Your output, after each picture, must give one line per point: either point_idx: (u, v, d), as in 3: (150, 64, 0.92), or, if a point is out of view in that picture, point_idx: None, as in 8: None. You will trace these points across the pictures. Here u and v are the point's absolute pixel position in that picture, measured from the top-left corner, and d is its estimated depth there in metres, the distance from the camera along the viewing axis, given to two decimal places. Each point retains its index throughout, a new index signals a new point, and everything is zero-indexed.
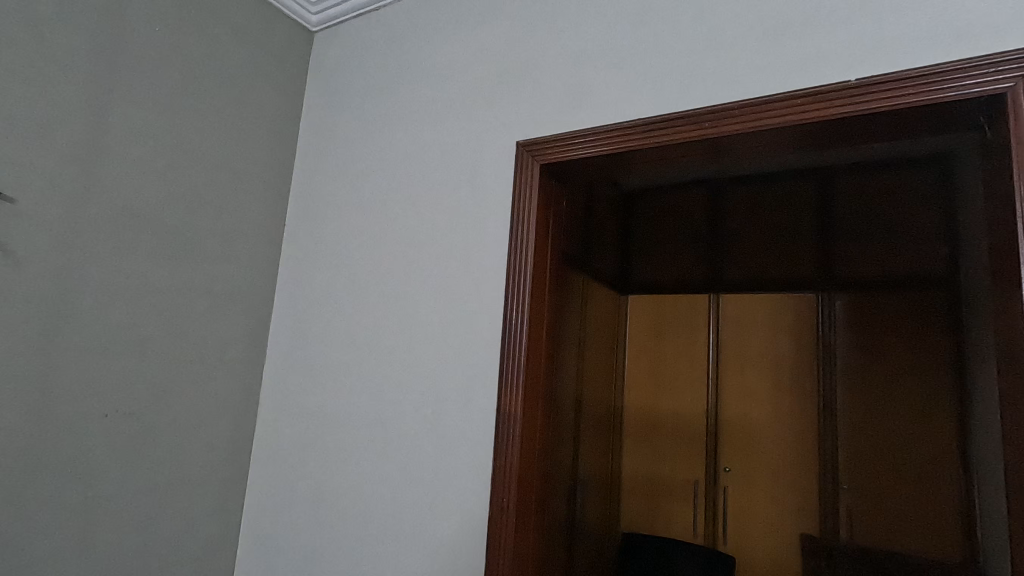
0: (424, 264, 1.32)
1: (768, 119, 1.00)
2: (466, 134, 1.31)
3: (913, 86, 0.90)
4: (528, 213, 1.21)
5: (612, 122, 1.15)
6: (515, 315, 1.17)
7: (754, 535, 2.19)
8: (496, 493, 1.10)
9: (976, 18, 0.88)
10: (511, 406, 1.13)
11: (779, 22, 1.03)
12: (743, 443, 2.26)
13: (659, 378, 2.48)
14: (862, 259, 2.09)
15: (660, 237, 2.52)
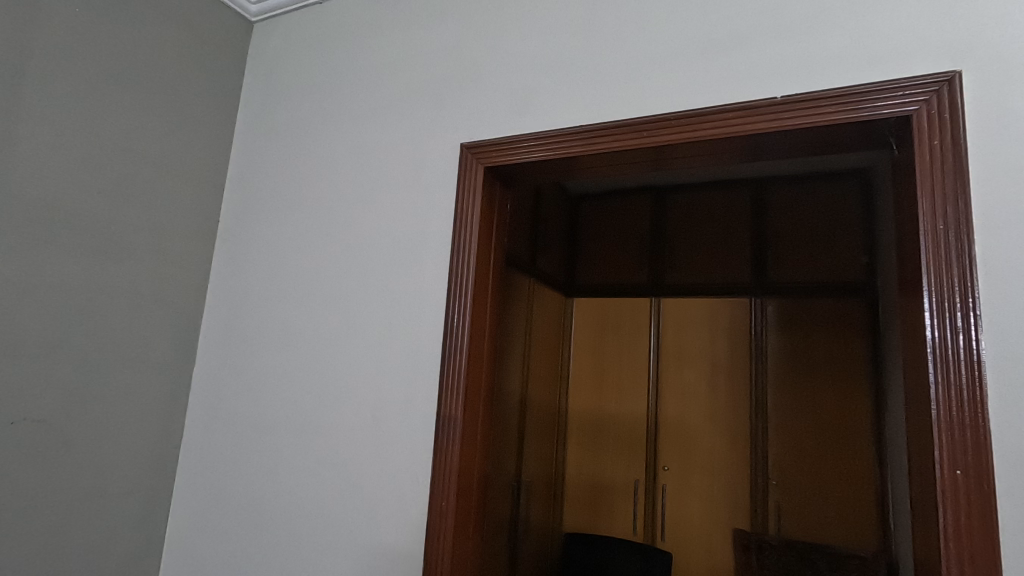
0: (365, 264, 1.31)
1: (707, 132, 1.00)
2: (411, 136, 1.32)
3: (833, 105, 0.92)
4: (471, 214, 1.20)
5: (555, 127, 1.14)
6: (455, 314, 1.18)
7: (691, 532, 2.36)
8: (437, 495, 1.12)
9: (896, 46, 0.90)
10: (450, 404, 1.15)
11: (715, 36, 1.03)
12: (679, 443, 2.44)
13: (601, 380, 2.65)
14: (795, 271, 2.31)
15: (607, 242, 2.68)
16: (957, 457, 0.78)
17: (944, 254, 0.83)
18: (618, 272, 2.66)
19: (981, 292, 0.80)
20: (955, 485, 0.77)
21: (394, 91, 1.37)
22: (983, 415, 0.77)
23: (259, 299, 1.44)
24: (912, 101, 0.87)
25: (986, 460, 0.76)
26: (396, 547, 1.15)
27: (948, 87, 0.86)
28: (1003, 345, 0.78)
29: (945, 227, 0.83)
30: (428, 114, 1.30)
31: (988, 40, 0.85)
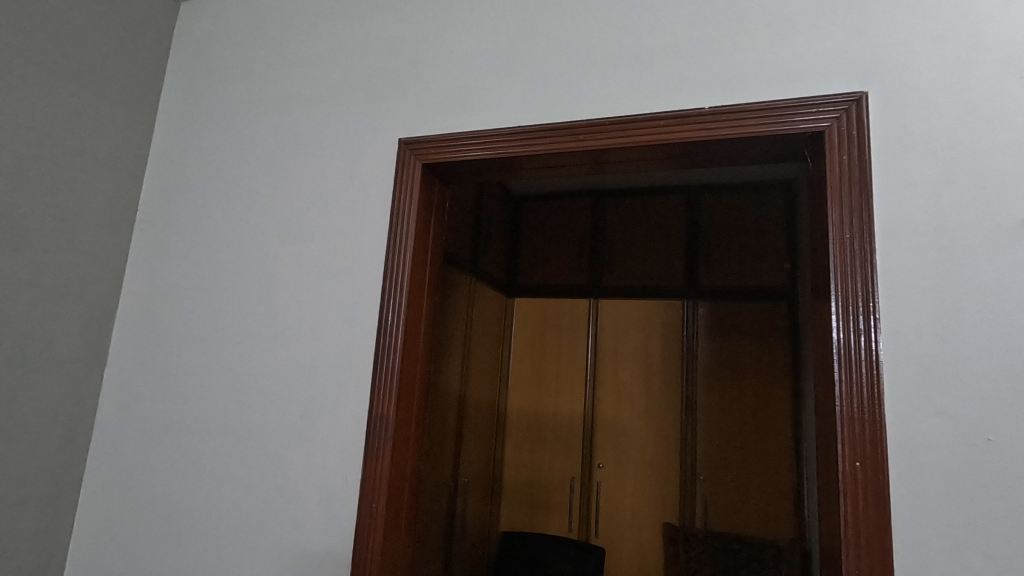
0: (297, 260, 1.27)
1: (640, 139, 1.03)
2: (348, 129, 1.28)
3: (755, 118, 0.97)
4: (408, 210, 1.19)
5: (495, 127, 1.14)
6: (388, 312, 1.16)
7: (623, 528, 2.42)
8: (367, 497, 1.10)
9: (812, 66, 0.96)
10: (382, 404, 1.13)
11: (649, 46, 1.06)
12: (614, 441, 2.51)
13: (540, 380, 2.68)
14: (725, 275, 2.42)
15: (548, 243, 2.72)
16: (857, 451, 0.84)
17: (849, 262, 0.89)
18: (558, 273, 2.70)
19: (881, 297, 0.87)
20: (855, 477, 0.83)
21: (330, 83, 1.33)
22: (879, 411, 0.84)
23: (180, 294, 1.36)
24: (825, 118, 0.94)
25: (881, 452, 0.83)
26: (324, 552, 1.12)
27: (856, 106, 0.92)
28: (898, 346, 0.85)
29: (850, 236, 0.89)
30: (366, 107, 1.27)
31: (891, 65, 0.92)
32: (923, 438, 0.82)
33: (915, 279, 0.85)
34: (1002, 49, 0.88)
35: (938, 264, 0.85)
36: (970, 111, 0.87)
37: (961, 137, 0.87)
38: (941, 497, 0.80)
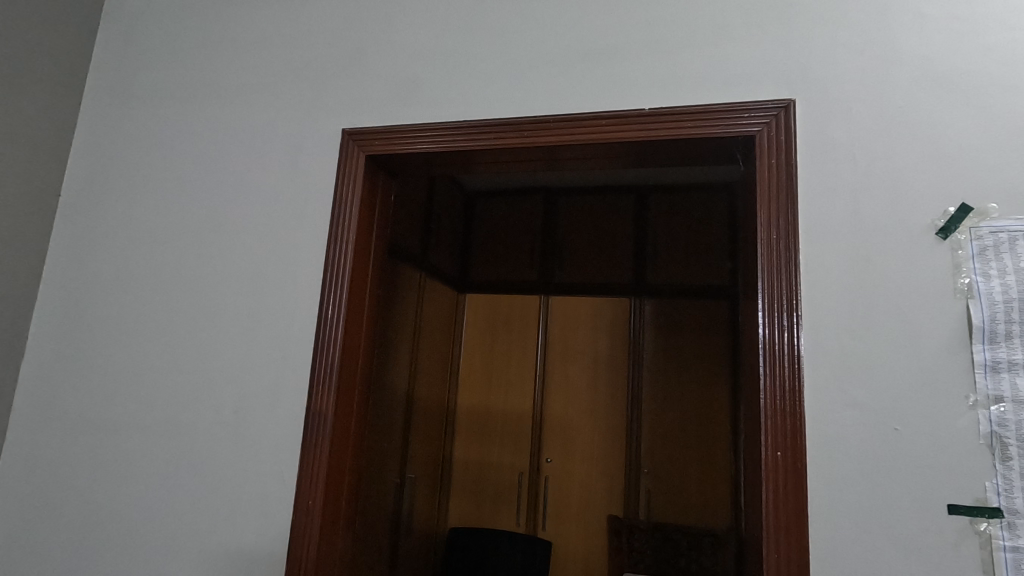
0: (233, 250, 1.22)
1: (582, 137, 1.05)
2: (290, 118, 1.25)
3: (690, 121, 1.00)
4: (350, 201, 1.17)
5: (440, 121, 1.14)
6: (328, 305, 1.14)
7: (570, 522, 2.46)
8: (303, 493, 1.08)
9: (744, 72, 1.00)
10: (320, 400, 1.11)
11: (592, 46, 1.08)
12: (562, 436, 2.54)
13: (490, 376, 2.68)
14: (670, 274, 2.49)
15: (499, 239, 2.74)
16: (778, 441, 0.88)
17: (776, 261, 0.93)
18: (510, 270, 2.71)
19: (803, 294, 0.91)
20: (777, 466, 0.88)
21: (271, 70, 1.29)
22: (800, 403, 0.88)
23: (106, 284, 1.30)
24: (755, 123, 0.98)
25: (801, 441, 0.87)
26: (257, 552, 1.09)
27: (784, 113, 0.97)
28: (818, 342, 0.89)
29: (777, 237, 0.94)
30: (309, 96, 1.24)
31: (817, 75, 0.97)
32: (837, 429, 0.87)
33: (834, 279, 0.90)
34: (914, 65, 0.94)
35: (854, 265, 0.90)
36: (888, 122, 0.93)
37: (877, 144, 0.92)
38: (853, 484, 0.85)
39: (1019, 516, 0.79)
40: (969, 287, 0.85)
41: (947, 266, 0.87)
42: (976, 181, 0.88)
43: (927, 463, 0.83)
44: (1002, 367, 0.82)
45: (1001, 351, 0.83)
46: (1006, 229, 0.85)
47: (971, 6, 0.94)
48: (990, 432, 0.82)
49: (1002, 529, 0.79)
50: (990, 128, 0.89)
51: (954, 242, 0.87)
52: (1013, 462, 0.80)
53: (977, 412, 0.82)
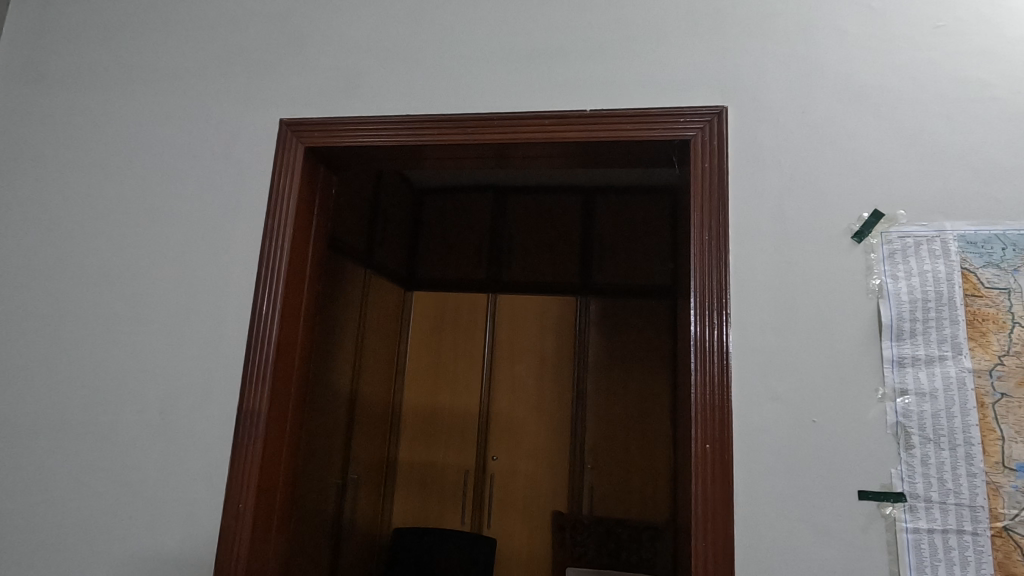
0: (161, 243, 1.16)
1: (526, 135, 1.06)
2: (224, 106, 1.20)
3: (629, 124, 1.02)
4: (288, 194, 1.13)
5: (382, 114, 1.12)
6: (263, 300, 1.10)
7: (515, 519, 2.48)
8: (234, 496, 1.03)
9: (680, 79, 1.03)
10: (253, 399, 1.07)
11: (536, 46, 1.09)
12: (508, 434, 2.55)
13: (436, 375, 2.67)
14: (615, 274, 2.55)
15: (447, 237, 2.72)
16: (707, 433, 0.92)
17: (707, 261, 0.97)
18: (458, 267, 2.70)
19: (732, 294, 0.95)
20: (705, 457, 0.91)
21: (205, 54, 1.23)
22: (728, 397, 0.92)
23: (17, 277, 1.21)
24: (690, 127, 1.01)
25: (728, 434, 0.91)
26: (184, 558, 1.04)
27: (717, 119, 1.00)
28: (745, 339, 0.94)
29: (709, 239, 0.97)
30: (245, 84, 1.20)
31: (749, 84, 1.01)
32: (761, 421, 0.91)
33: (759, 279, 0.95)
34: (835, 78, 1.00)
35: (778, 266, 0.95)
36: (810, 132, 0.98)
37: (801, 152, 0.98)
38: (774, 474, 0.89)
39: (920, 500, 0.85)
40: (880, 287, 0.91)
41: (862, 268, 0.92)
42: (888, 190, 0.94)
43: (841, 452, 0.88)
44: (907, 363, 0.89)
45: (906, 347, 0.89)
46: (912, 234, 0.92)
47: (886, 26, 1.00)
48: (896, 422, 0.88)
49: (904, 512, 0.85)
50: (901, 141, 0.95)
51: (867, 245, 0.93)
52: (915, 450, 0.86)
53: (885, 404, 0.88)
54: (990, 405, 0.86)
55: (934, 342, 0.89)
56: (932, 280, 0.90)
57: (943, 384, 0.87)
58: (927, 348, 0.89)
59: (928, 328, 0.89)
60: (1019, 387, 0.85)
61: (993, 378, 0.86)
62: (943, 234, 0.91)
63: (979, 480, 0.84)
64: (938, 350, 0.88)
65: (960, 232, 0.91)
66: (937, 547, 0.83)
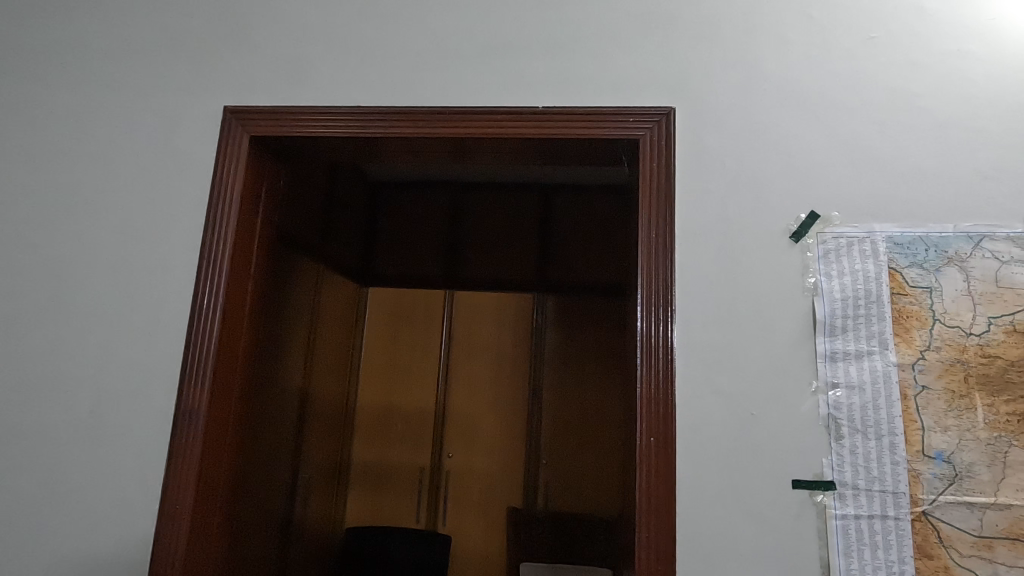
0: (94, 232, 1.10)
1: (477, 130, 1.05)
2: (164, 90, 1.15)
3: (581, 122, 1.04)
4: (232, 185, 1.09)
5: (331, 104, 1.09)
6: (203, 294, 1.06)
7: (470, 517, 2.47)
8: (170, 497, 0.99)
9: (630, 79, 1.05)
10: (192, 396, 1.03)
11: (489, 41, 1.09)
12: (464, 431, 2.55)
13: (392, 372, 2.65)
14: (571, 272, 2.56)
15: (403, 233, 2.68)
16: (652, 426, 0.94)
17: (652, 258, 0.99)
18: (415, 264, 2.68)
19: (677, 291, 0.98)
20: (649, 450, 0.93)
21: (144, 36, 1.18)
22: (672, 391, 0.94)
23: None
24: (640, 127, 1.03)
25: (671, 427, 0.93)
26: (115, 563, 0.99)
27: (666, 119, 1.03)
28: (688, 335, 0.96)
29: (656, 237, 1.00)
30: (187, 68, 1.15)
31: (696, 86, 1.04)
32: (702, 414, 0.94)
33: (703, 276, 0.97)
34: (777, 84, 1.03)
35: (721, 264, 0.98)
36: (753, 135, 1.01)
37: (743, 153, 1.01)
38: (714, 465, 0.92)
39: (848, 487, 0.89)
40: (815, 285, 0.96)
41: (799, 266, 0.96)
42: (823, 193, 0.98)
43: (777, 444, 0.92)
44: (838, 357, 0.93)
45: (838, 342, 0.93)
46: (845, 235, 0.96)
47: (825, 36, 1.04)
48: (827, 414, 0.92)
49: (834, 499, 0.89)
50: (836, 146, 1.00)
51: (804, 245, 0.97)
52: (844, 440, 0.91)
53: (818, 397, 0.93)
54: (912, 397, 0.91)
55: (863, 337, 0.93)
56: (862, 279, 0.95)
57: (871, 377, 0.92)
58: (857, 344, 0.93)
59: (858, 324, 0.94)
60: (939, 379, 0.90)
61: (915, 372, 0.91)
62: (872, 235, 0.96)
63: (902, 468, 0.89)
64: (867, 345, 0.93)
65: (888, 233, 0.96)
66: (863, 532, 0.88)
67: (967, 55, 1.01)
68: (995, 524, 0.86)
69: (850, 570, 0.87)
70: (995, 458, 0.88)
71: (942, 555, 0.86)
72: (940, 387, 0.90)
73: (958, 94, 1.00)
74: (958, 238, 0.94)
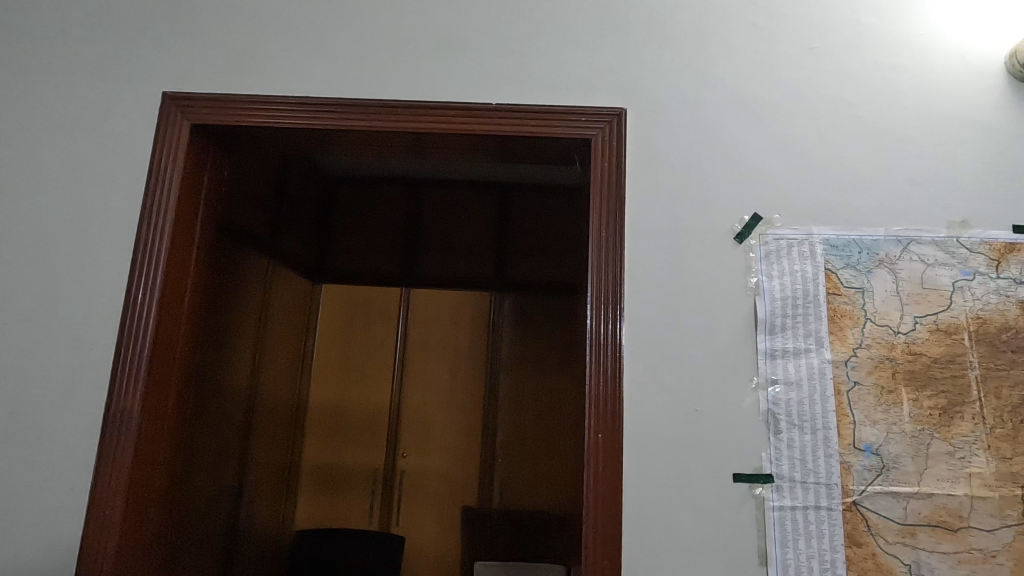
0: (18, 221, 1.04)
1: (430, 126, 1.04)
2: (98, 72, 1.08)
3: (534, 120, 1.04)
4: (170, 174, 1.05)
5: (279, 94, 1.06)
6: (138, 288, 1.01)
7: (424, 517, 2.45)
8: (98, 503, 0.94)
9: (584, 80, 1.06)
10: (125, 396, 0.98)
11: (443, 36, 1.08)
12: (419, 429, 2.53)
13: (345, 370, 2.60)
14: (529, 271, 2.56)
15: (358, 230, 2.60)
16: (599, 423, 0.95)
17: (602, 258, 1.00)
18: (371, 261, 2.63)
19: (625, 290, 0.99)
20: (597, 446, 0.94)
21: (77, 15, 1.11)
22: (619, 388, 0.96)
23: None
24: (592, 126, 1.04)
25: (618, 424, 0.95)
26: (34, 575, 0.93)
27: (617, 120, 1.04)
28: (637, 332, 0.98)
29: (606, 236, 1.01)
30: (123, 51, 1.09)
31: (647, 89, 1.06)
32: (648, 411, 0.95)
33: (651, 275, 0.99)
34: (723, 89, 1.06)
35: (668, 263, 1.00)
36: (701, 138, 1.04)
37: (691, 156, 1.03)
38: (659, 461, 0.94)
39: (785, 480, 0.93)
40: (757, 285, 0.99)
41: (742, 267, 0.99)
42: (766, 196, 1.02)
43: (719, 439, 0.94)
44: (777, 355, 0.96)
45: (777, 340, 0.97)
46: (785, 236, 1.00)
47: (768, 44, 1.08)
48: (767, 409, 0.95)
49: (772, 492, 0.93)
50: (778, 152, 1.03)
51: (747, 246, 1.00)
52: (782, 434, 0.94)
53: (758, 393, 0.96)
54: (845, 392, 0.95)
55: (801, 336, 0.97)
56: (801, 280, 0.98)
57: (808, 374, 0.95)
58: (795, 342, 0.97)
59: (796, 323, 0.97)
60: (869, 375, 0.95)
61: (848, 368, 0.95)
62: (810, 238, 1.00)
63: (835, 460, 0.93)
64: (804, 343, 0.97)
65: (825, 236, 1.00)
66: (798, 523, 0.91)
67: (899, 68, 1.06)
68: (918, 512, 0.91)
69: (785, 559, 0.91)
70: (919, 450, 0.93)
71: (870, 542, 0.90)
72: (870, 382, 0.95)
73: (889, 104, 1.05)
74: (888, 241, 0.99)
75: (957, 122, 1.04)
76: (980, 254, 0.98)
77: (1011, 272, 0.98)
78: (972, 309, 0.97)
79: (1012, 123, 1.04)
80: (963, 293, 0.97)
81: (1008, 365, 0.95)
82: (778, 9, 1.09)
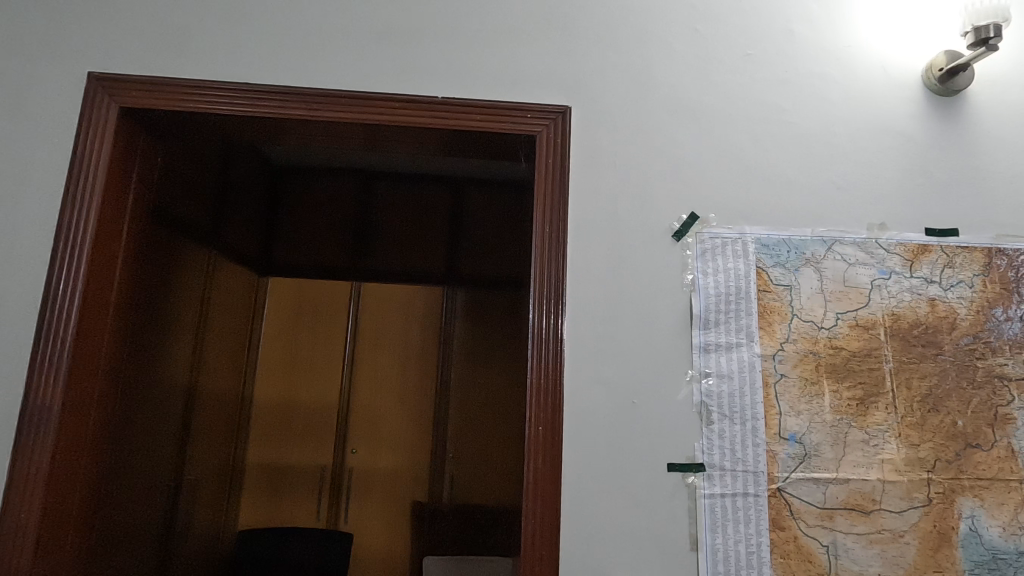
0: None
1: (373, 117, 1.03)
2: (17, 48, 1.02)
3: (479, 115, 1.04)
4: (96, 160, 0.99)
5: (216, 79, 1.02)
6: (57, 280, 0.95)
7: (372, 514, 2.43)
8: (11, 508, 0.89)
9: (530, 76, 1.07)
10: (43, 393, 0.92)
11: (389, 27, 1.06)
12: (368, 426, 2.51)
13: (293, 366, 2.55)
14: (482, 267, 2.56)
15: (307, 222, 2.53)
16: (540, 416, 0.96)
17: (546, 254, 1.01)
18: (320, 255, 2.56)
19: (568, 286, 1.00)
20: (538, 439, 0.95)
21: None
22: (559, 382, 0.97)
23: None
24: (537, 123, 1.05)
25: (558, 417, 0.96)
26: None
27: (562, 117, 1.05)
28: (577, 327, 1.00)
29: (550, 232, 1.02)
30: (47, 26, 1.03)
31: (591, 87, 1.08)
32: (588, 403, 0.97)
33: (593, 271, 1.01)
34: (665, 91, 1.09)
35: (609, 259, 1.02)
36: (642, 137, 1.07)
37: (633, 156, 1.06)
38: (597, 451, 0.96)
39: (715, 468, 0.97)
40: (692, 282, 1.02)
41: (679, 264, 1.03)
42: (703, 197, 1.05)
43: (654, 429, 0.98)
44: (711, 349, 1.00)
45: (710, 335, 1.01)
46: (720, 235, 1.04)
47: (708, 49, 1.11)
48: (700, 401, 0.99)
49: (704, 480, 0.96)
50: (714, 154, 1.07)
51: (684, 244, 1.03)
52: (714, 425, 0.98)
53: (692, 386, 0.99)
54: (772, 384, 0.99)
55: (733, 330, 1.01)
56: (733, 277, 1.03)
57: (738, 367, 1.00)
58: (727, 336, 1.01)
59: (729, 318, 1.01)
60: (794, 368, 1.00)
61: (776, 361, 1.00)
62: (743, 237, 1.04)
63: (761, 449, 0.97)
64: (736, 338, 1.01)
65: (757, 236, 1.04)
66: (727, 508, 0.95)
67: (828, 77, 1.12)
68: (836, 496, 0.97)
69: (714, 543, 0.95)
70: (838, 438, 0.99)
71: (792, 526, 0.95)
72: (796, 374, 1.00)
73: (818, 111, 1.10)
74: (814, 241, 1.05)
75: (878, 129, 1.10)
76: (896, 254, 1.05)
77: (923, 272, 1.05)
78: (888, 306, 1.03)
79: (926, 133, 1.11)
80: (880, 290, 1.04)
81: (918, 358, 1.02)
82: (717, 16, 1.13)
